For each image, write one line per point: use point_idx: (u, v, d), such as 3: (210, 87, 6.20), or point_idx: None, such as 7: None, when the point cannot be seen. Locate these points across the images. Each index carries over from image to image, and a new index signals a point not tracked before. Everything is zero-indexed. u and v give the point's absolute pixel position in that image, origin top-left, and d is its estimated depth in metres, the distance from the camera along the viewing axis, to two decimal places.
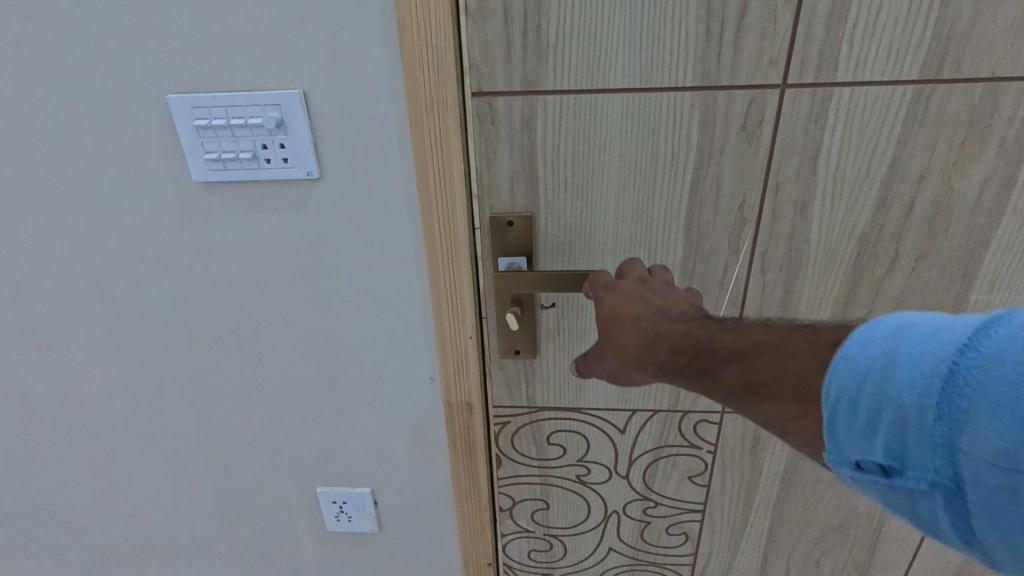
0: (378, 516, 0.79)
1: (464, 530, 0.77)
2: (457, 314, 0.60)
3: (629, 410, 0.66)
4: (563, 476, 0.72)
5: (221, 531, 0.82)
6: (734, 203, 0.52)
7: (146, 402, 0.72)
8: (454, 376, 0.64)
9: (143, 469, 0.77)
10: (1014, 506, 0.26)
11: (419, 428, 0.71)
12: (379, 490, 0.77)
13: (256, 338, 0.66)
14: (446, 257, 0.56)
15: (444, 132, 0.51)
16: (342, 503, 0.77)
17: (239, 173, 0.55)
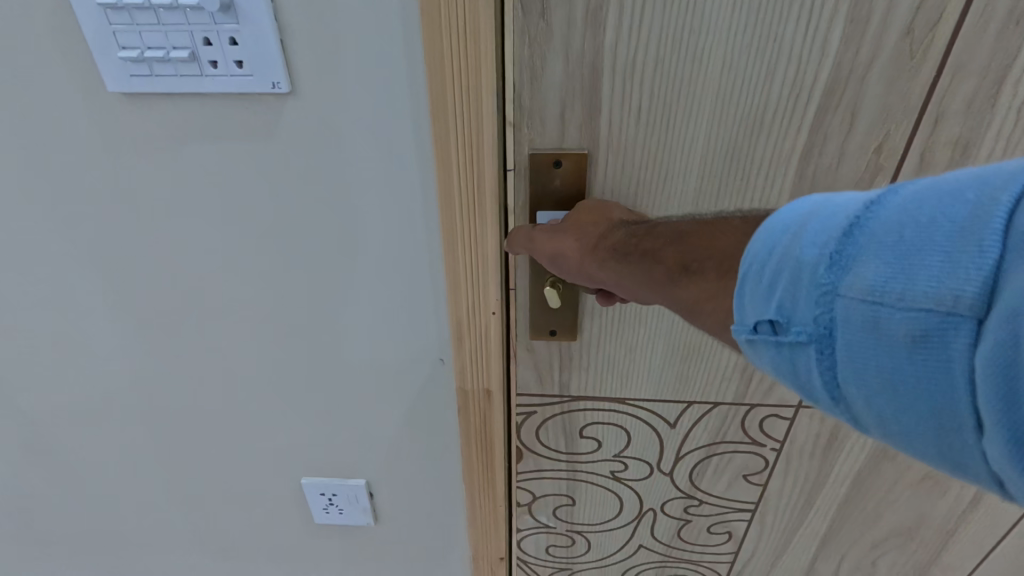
0: (374, 509, 0.68)
1: (474, 527, 0.66)
2: (477, 283, 0.45)
3: (683, 402, 0.54)
4: (594, 472, 0.61)
5: (194, 524, 0.71)
6: (870, 142, 0.38)
7: (86, 383, 0.58)
8: (471, 360, 0.50)
9: (94, 458, 0.65)
10: (881, 345, 0.23)
11: (423, 417, 0.58)
12: (375, 482, 0.65)
13: (218, 309, 0.51)
14: (465, 207, 0.41)
15: (471, 22, 0.35)
16: (331, 495, 0.66)
17: (173, 84, 0.39)
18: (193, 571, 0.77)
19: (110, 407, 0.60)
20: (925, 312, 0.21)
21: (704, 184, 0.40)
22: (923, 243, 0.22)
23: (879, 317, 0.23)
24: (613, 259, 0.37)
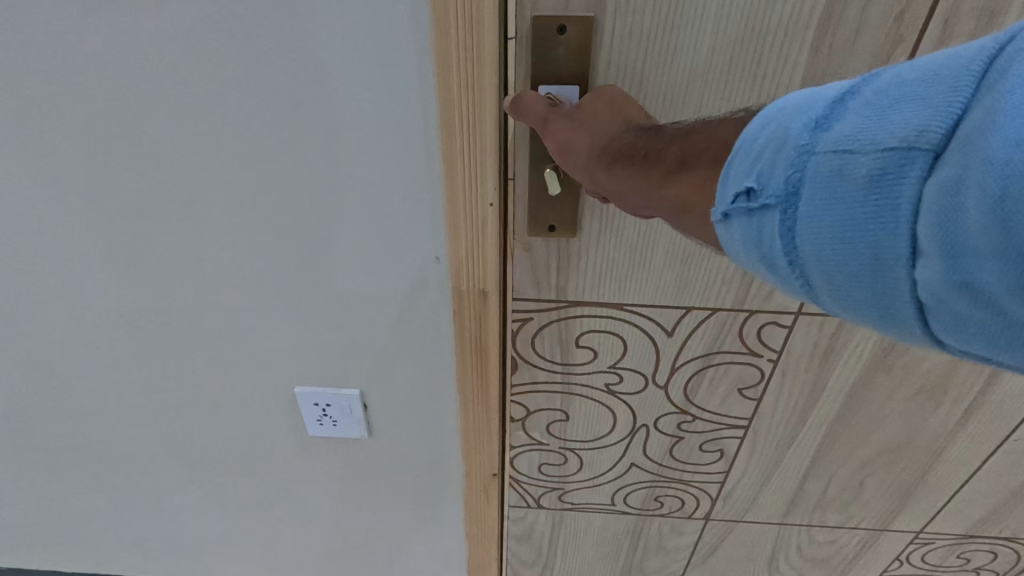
0: (368, 422, 0.68)
1: (468, 441, 0.66)
2: (474, 166, 0.43)
3: (682, 309, 0.53)
4: (589, 385, 0.60)
5: (186, 440, 0.71)
6: (894, 5, 0.36)
7: (70, 287, 0.57)
8: (467, 255, 0.49)
9: (82, 369, 0.64)
10: (851, 194, 0.21)
11: (417, 323, 0.57)
12: (368, 394, 0.65)
13: (204, 202, 0.50)
14: (463, 74, 0.39)
15: None
16: (325, 406, 0.66)
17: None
18: (190, 491, 0.78)
19: (94, 310, 0.58)
20: (897, 149, 0.20)
21: (713, 56, 0.39)
22: (906, 94, 0.21)
23: (848, 162, 0.21)
24: (620, 166, 0.33)
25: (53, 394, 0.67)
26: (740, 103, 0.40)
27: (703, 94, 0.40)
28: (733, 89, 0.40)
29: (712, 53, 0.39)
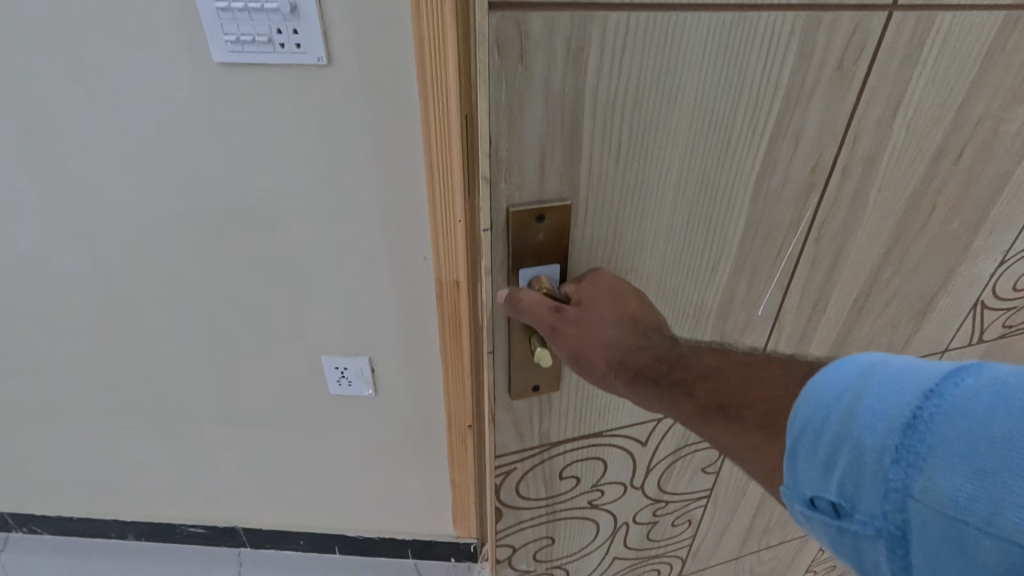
0: (372, 380, 1.10)
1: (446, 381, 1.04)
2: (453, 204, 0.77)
3: (654, 421, 0.55)
4: (573, 506, 0.59)
5: (243, 395, 1.13)
6: (807, 165, 0.42)
7: (183, 289, 0.98)
8: (452, 256, 0.85)
9: None
10: (959, 559, 0.23)
11: (414, 293, 0.97)
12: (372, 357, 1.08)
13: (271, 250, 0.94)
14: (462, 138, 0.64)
15: None
16: (344, 368, 1.08)
17: (253, 53, 0.76)
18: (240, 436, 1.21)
19: (192, 305, 1.01)
20: (1007, 544, 0.22)
21: (673, 219, 0.41)
22: (996, 464, 0.22)
23: (952, 531, 0.23)
24: (641, 384, 0.37)
25: (153, 356, 1.08)
26: (699, 251, 0.43)
27: (667, 249, 0.42)
28: (693, 240, 0.43)
29: (673, 224, 0.41)
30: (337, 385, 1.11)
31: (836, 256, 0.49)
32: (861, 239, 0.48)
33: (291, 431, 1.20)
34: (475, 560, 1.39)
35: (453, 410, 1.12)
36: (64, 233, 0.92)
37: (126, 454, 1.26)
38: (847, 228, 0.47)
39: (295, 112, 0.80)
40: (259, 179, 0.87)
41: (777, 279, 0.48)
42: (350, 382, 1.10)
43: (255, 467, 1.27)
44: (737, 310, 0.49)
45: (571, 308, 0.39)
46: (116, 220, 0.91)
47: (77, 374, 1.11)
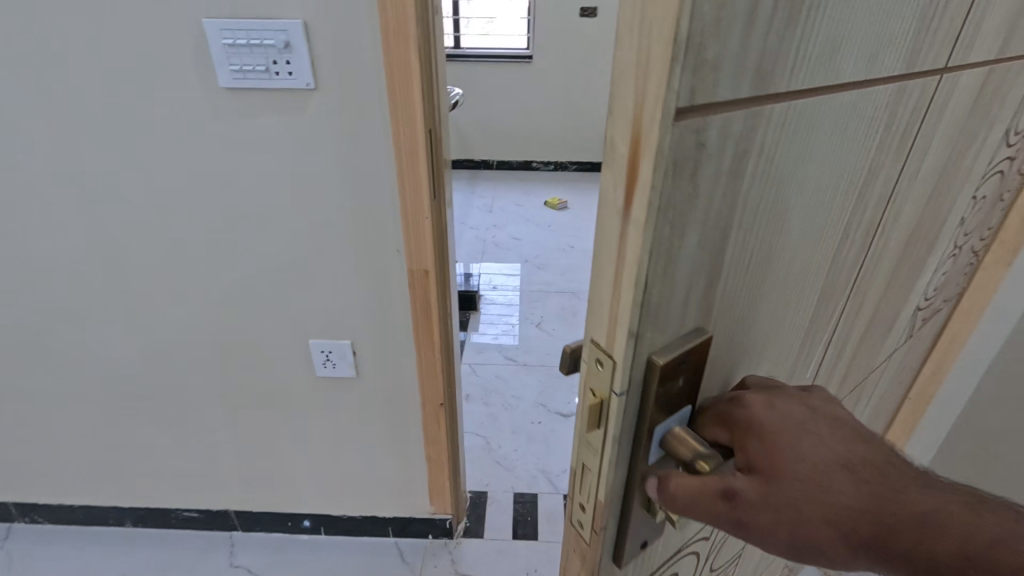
0: (355, 363, 1.14)
1: (422, 369, 1.13)
2: (416, 201, 0.93)
3: None
4: None
5: (236, 384, 1.20)
6: (867, 227, 0.42)
7: (185, 284, 1.07)
8: (416, 250, 0.98)
9: (182, 340, 1.14)
10: None
11: (391, 285, 1.04)
12: (354, 342, 1.11)
13: (263, 244, 1.01)
14: (408, 159, 0.89)
15: (407, 57, 0.80)
16: (329, 351, 1.12)
17: (254, 80, 0.84)
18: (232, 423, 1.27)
19: (192, 297, 1.08)
20: None
21: (776, 311, 0.38)
22: None
23: None
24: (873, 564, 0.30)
25: (154, 346, 1.16)
26: (785, 336, 0.42)
27: (767, 343, 0.40)
28: (782, 328, 0.41)
29: (776, 312, 0.39)
30: (323, 367, 1.15)
31: (865, 302, 0.51)
32: (884, 280, 0.51)
33: (278, 413, 1.24)
34: (451, 536, 1.44)
35: (425, 391, 1.16)
36: (79, 233, 1.02)
37: (126, 447, 1.32)
38: (876, 276, 0.49)
39: (291, 107, 0.86)
40: (255, 166, 0.93)
41: (827, 339, 0.49)
42: (335, 365, 1.14)
43: (246, 458, 1.32)
44: (797, 379, 0.48)
45: (752, 487, 0.32)
46: (128, 221, 1.00)
47: (85, 365, 1.20)
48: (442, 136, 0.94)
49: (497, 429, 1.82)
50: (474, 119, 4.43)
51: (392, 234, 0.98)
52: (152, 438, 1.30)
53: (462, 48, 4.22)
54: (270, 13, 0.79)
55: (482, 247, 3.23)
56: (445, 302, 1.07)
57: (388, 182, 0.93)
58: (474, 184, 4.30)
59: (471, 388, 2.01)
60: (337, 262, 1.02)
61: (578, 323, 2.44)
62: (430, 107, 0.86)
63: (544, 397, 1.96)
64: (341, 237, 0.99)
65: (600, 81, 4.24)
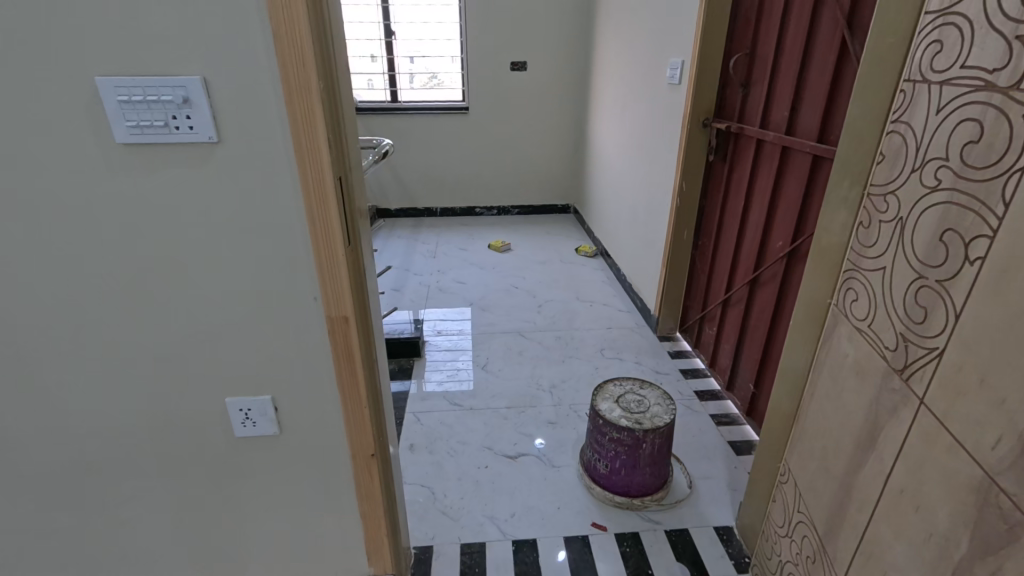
0: (276, 419, 1.09)
1: (350, 422, 1.10)
2: (330, 246, 0.92)
3: None
4: None
5: (148, 452, 1.12)
6: None
7: (83, 349, 1.00)
8: (333, 296, 0.97)
9: (82, 409, 1.06)
10: None
11: (310, 337, 1.01)
12: (276, 397, 1.07)
13: (172, 301, 0.97)
14: (318, 203, 0.89)
15: (310, 104, 0.82)
16: (248, 409, 1.07)
17: (152, 136, 0.83)
18: (144, 496, 1.17)
19: (91, 361, 1.01)
20: None
21: None
22: None
23: None
24: None
25: (51, 418, 1.06)
26: None
27: None
28: None
29: None
30: (242, 427, 1.09)
31: None
32: None
33: (196, 481, 1.16)
34: None
35: (354, 442, 1.12)
36: None
37: (21, 532, 1.19)
38: None
39: (194, 160, 0.86)
40: (157, 221, 0.90)
41: None
42: (255, 423, 1.08)
43: (162, 532, 1.22)
44: None
45: None
46: (14, 285, 0.93)
47: None
48: (353, 187, 0.96)
49: (443, 477, 1.77)
50: (416, 167, 4.50)
51: (309, 284, 0.96)
52: (53, 520, 1.18)
53: (400, 101, 4.32)
54: (166, 71, 0.79)
55: (427, 293, 3.21)
56: (369, 350, 1.06)
57: (301, 233, 0.92)
58: (419, 231, 4.32)
59: (416, 437, 1.95)
60: (251, 314, 0.99)
61: (523, 362, 2.44)
62: (336, 158, 0.89)
63: (491, 440, 1.93)
64: (254, 289, 0.97)
65: (536, 128, 4.44)
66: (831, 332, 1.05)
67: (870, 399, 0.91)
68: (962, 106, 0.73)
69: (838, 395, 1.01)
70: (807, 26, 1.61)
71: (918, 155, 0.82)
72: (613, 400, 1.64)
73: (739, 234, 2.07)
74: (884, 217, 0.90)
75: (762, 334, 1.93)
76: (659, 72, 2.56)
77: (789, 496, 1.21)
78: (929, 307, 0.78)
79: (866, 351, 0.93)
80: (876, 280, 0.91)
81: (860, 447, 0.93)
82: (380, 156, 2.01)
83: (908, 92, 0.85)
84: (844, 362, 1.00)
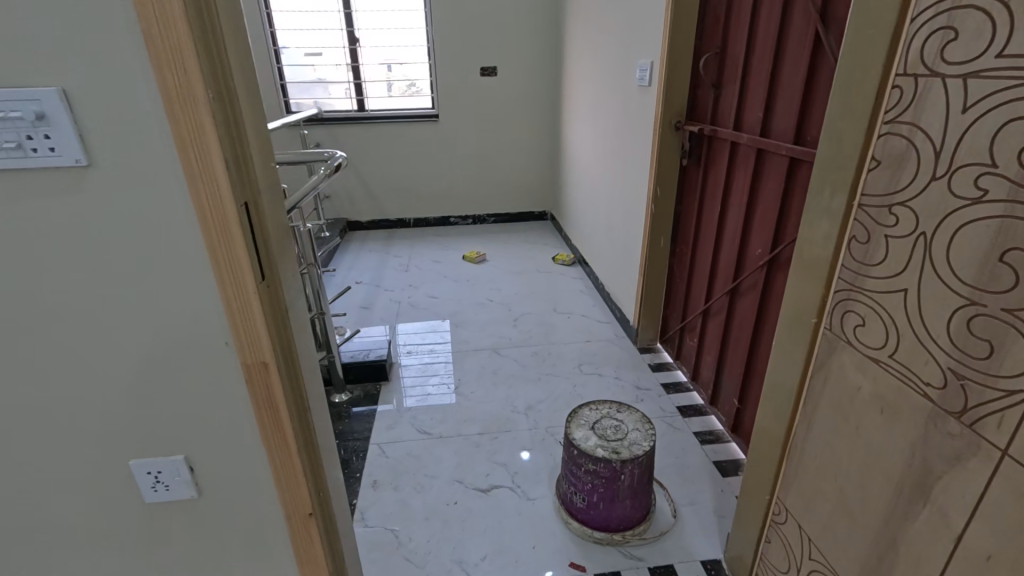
0: (193, 481, 0.94)
1: (280, 481, 0.96)
2: (237, 281, 0.78)
3: None
4: None
5: (41, 525, 0.96)
6: None
7: None
8: (246, 340, 0.83)
9: None
10: None
11: (225, 388, 0.87)
12: (190, 456, 0.92)
13: (52, 353, 0.82)
14: (217, 232, 0.75)
15: (196, 114, 0.68)
16: (157, 472, 0.92)
17: (5, 160, 0.69)
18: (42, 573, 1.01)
19: None
20: None
21: None
22: None
23: None
24: None
25: None
26: None
27: None
28: None
29: None
30: (152, 492, 0.94)
31: None
32: None
33: (104, 555, 1.00)
34: None
35: (288, 500, 0.97)
36: None
37: None
38: None
39: (61, 187, 0.72)
40: (22, 260, 0.75)
41: None
42: (167, 487, 0.93)
43: None
44: None
45: None
46: None
47: None
48: (267, 212, 0.82)
49: (408, 518, 1.62)
50: (386, 178, 4.36)
51: (218, 327, 0.82)
52: None
53: (368, 110, 4.18)
54: (12, 82, 0.65)
55: (397, 310, 3.06)
56: (297, 396, 0.92)
57: (201, 267, 0.78)
58: (391, 243, 4.17)
59: (380, 472, 1.81)
60: (150, 362, 0.84)
61: (497, 382, 2.31)
62: (239, 179, 0.75)
63: (461, 472, 1.79)
64: (151, 334, 0.82)
65: (509, 134, 4.33)
66: (829, 357, 0.93)
67: (910, 445, 0.76)
68: (1011, 102, 0.60)
69: (854, 431, 0.88)
70: (779, 21, 1.52)
71: (940, 159, 0.69)
72: (588, 427, 1.52)
73: (717, 241, 1.97)
74: (895, 230, 0.77)
75: (743, 346, 1.83)
76: (629, 73, 2.47)
77: (790, 539, 1.09)
78: (997, 340, 0.64)
79: (893, 385, 0.79)
80: (892, 303, 0.78)
81: (903, 498, 0.79)
82: (332, 169, 1.88)
83: (904, 88, 0.74)
84: (858, 395, 0.86)
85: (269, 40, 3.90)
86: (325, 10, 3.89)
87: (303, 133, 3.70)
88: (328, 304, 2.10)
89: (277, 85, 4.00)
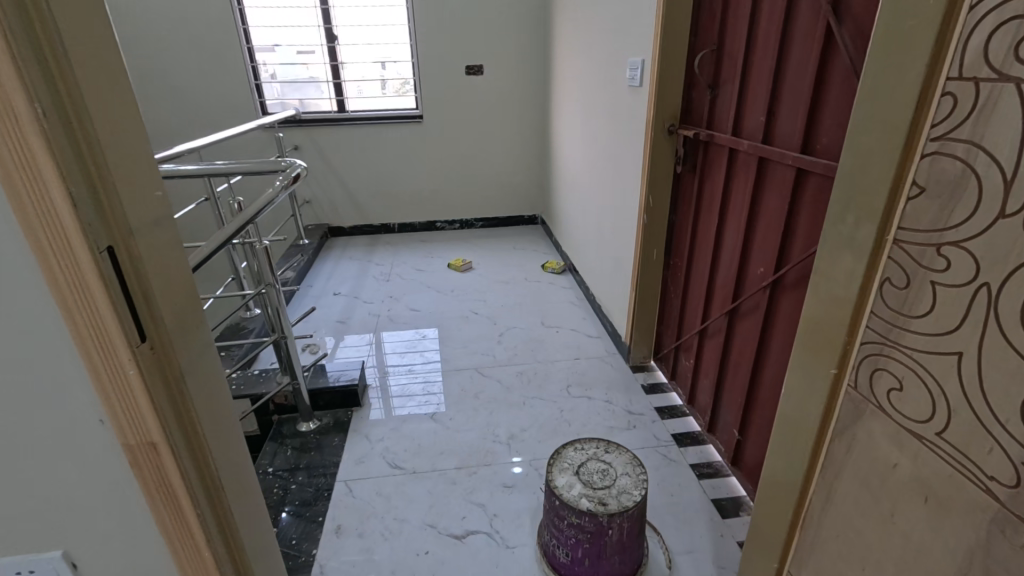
0: None
1: None
2: (105, 347, 0.61)
3: None
4: None
5: None
6: None
7: None
8: (125, 417, 0.66)
9: None
10: None
11: (107, 473, 0.70)
12: (71, 552, 0.75)
13: None
14: (71, 287, 0.58)
15: (24, 137, 0.51)
16: (29, 571, 0.75)
17: None
18: None
19: None
20: None
21: None
22: None
23: None
24: None
25: None
26: None
27: None
28: None
29: None
30: None
31: None
32: None
33: None
34: None
35: None
36: None
37: None
38: None
39: None
40: None
41: None
42: None
43: None
44: None
45: None
46: None
47: None
48: (148, 256, 0.64)
49: (373, 572, 1.45)
50: (369, 182, 4.17)
51: (86, 401, 0.65)
52: None
53: (348, 111, 3.98)
54: None
55: (376, 325, 2.87)
56: (202, 477, 0.75)
57: (58, 330, 0.61)
58: (374, 250, 3.99)
59: (345, 516, 1.64)
60: (3, 444, 0.67)
61: (479, 407, 2.14)
62: (98, 217, 0.57)
63: (434, 515, 1.62)
64: (0, 410, 0.65)
65: (497, 135, 4.15)
66: (854, 422, 0.76)
67: (967, 549, 0.60)
68: None
69: (887, 516, 0.72)
70: (783, 15, 1.35)
71: (1011, 192, 0.53)
72: (572, 472, 1.35)
73: (714, 257, 1.80)
74: (946, 277, 0.61)
75: (744, 373, 1.66)
76: (619, 73, 2.30)
77: None
78: None
79: (942, 471, 0.63)
80: (942, 368, 0.62)
81: None
82: (291, 179, 1.71)
83: (958, 96, 0.58)
84: (893, 474, 0.70)
85: (243, 36, 3.63)
86: (302, 6, 3.69)
87: (278, 135, 3.49)
88: (290, 326, 1.89)
89: (253, 85, 3.75)
